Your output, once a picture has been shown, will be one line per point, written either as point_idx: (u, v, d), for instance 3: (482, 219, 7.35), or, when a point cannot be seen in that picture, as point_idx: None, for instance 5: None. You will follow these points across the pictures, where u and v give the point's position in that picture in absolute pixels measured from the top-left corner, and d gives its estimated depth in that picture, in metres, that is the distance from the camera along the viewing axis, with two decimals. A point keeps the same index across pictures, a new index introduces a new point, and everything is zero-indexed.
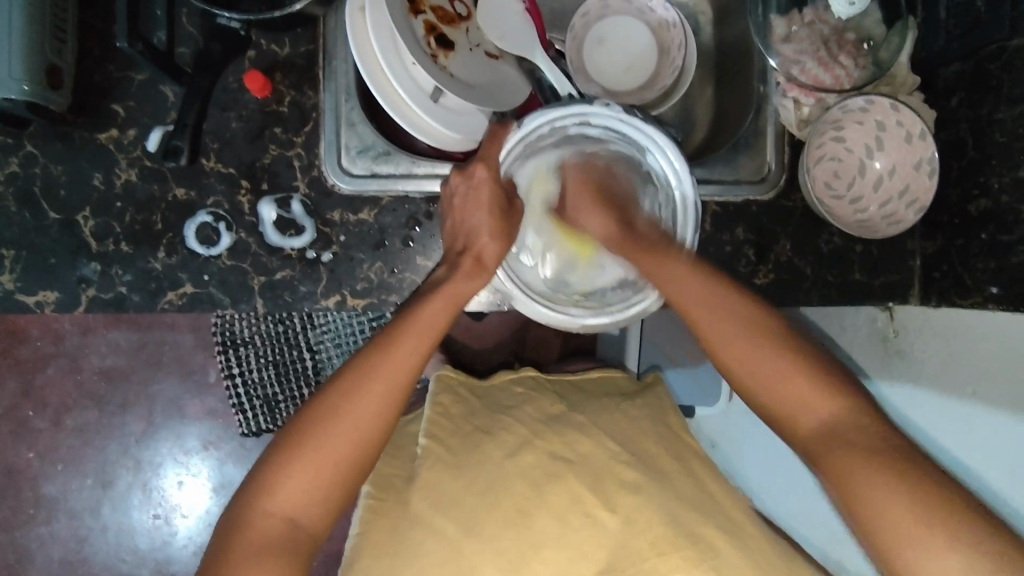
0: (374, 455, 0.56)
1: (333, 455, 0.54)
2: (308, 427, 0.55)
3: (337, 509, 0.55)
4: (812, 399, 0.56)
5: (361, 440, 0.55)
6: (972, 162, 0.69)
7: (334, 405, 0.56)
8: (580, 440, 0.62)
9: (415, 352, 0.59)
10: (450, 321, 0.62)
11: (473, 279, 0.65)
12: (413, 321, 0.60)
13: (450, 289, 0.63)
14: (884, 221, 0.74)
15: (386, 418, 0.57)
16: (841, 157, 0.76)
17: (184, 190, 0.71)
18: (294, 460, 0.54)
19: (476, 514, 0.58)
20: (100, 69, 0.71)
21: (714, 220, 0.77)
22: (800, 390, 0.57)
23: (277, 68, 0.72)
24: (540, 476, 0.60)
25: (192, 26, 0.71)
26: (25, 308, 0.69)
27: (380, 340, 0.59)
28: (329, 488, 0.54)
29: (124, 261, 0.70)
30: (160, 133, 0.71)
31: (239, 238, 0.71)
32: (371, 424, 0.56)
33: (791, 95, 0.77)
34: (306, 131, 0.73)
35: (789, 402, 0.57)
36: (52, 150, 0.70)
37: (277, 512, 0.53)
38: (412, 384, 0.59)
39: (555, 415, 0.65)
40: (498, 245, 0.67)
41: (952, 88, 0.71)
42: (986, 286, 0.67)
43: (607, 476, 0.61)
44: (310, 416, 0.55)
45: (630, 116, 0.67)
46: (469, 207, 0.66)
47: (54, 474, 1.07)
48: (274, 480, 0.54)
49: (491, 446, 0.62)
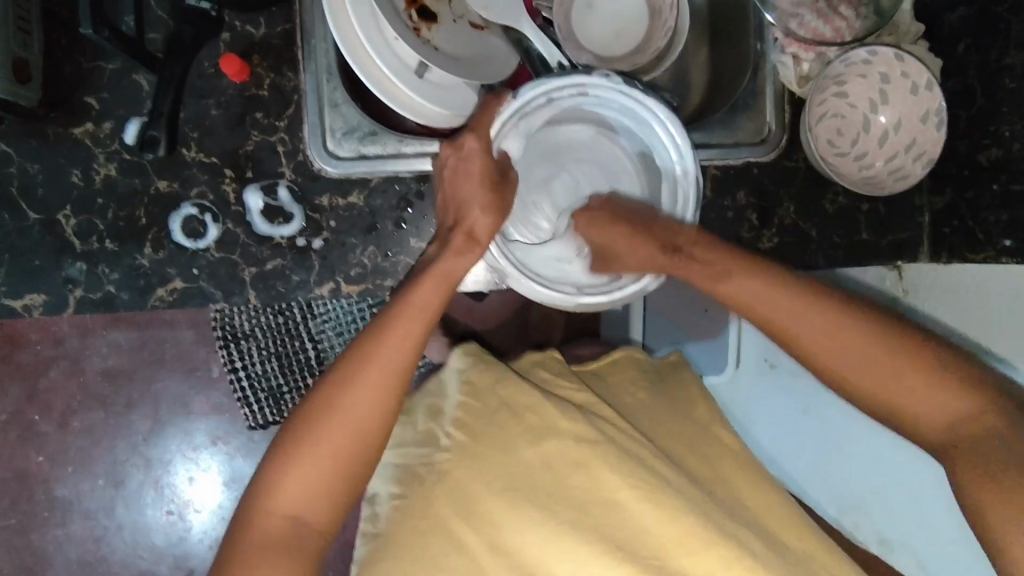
0: (376, 447, 0.55)
1: (333, 449, 0.53)
2: (307, 421, 0.53)
3: (343, 503, 0.54)
4: (917, 385, 0.50)
5: (361, 430, 0.54)
6: (981, 111, 0.66)
7: (331, 395, 0.54)
8: (598, 423, 0.60)
9: (410, 336, 0.57)
10: (445, 301, 0.60)
11: (466, 255, 0.62)
12: (407, 304, 0.58)
13: (441, 268, 0.61)
14: (890, 177, 0.72)
15: (384, 407, 0.55)
16: (844, 113, 0.73)
17: (166, 182, 0.69)
18: (294, 454, 0.53)
19: (496, 512, 0.56)
20: (71, 60, 0.68)
21: (715, 184, 0.75)
22: (906, 375, 0.50)
23: (253, 50, 0.70)
24: (557, 466, 0.57)
25: (162, 10, 0.68)
26: (14, 312, 0.67)
27: (376, 324, 0.57)
28: (331, 479, 0.53)
29: (111, 259, 0.68)
30: (137, 124, 0.68)
31: (226, 229, 0.69)
32: (370, 416, 0.54)
33: (791, 51, 0.73)
34: (288, 115, 0.70)
35: (852, 374, 0.52)
36: (27, 148, 0.67)
37: (279, 510, 0.52)
38: (411, 368, 0.57)
39: (574, 400, 0.63)
40: (491, 218, 0.64)
41: (958, 35, 0.69)
42: (998, 239, 0.65)
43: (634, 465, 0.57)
44: (307, 406, 0.54)
45: (631, 87, 0.65)
46: (460, 179, 0.64)
47: (64, 477, 1.06)
48: (275, 477, 0.52)
49: (512, 427, 0.59)
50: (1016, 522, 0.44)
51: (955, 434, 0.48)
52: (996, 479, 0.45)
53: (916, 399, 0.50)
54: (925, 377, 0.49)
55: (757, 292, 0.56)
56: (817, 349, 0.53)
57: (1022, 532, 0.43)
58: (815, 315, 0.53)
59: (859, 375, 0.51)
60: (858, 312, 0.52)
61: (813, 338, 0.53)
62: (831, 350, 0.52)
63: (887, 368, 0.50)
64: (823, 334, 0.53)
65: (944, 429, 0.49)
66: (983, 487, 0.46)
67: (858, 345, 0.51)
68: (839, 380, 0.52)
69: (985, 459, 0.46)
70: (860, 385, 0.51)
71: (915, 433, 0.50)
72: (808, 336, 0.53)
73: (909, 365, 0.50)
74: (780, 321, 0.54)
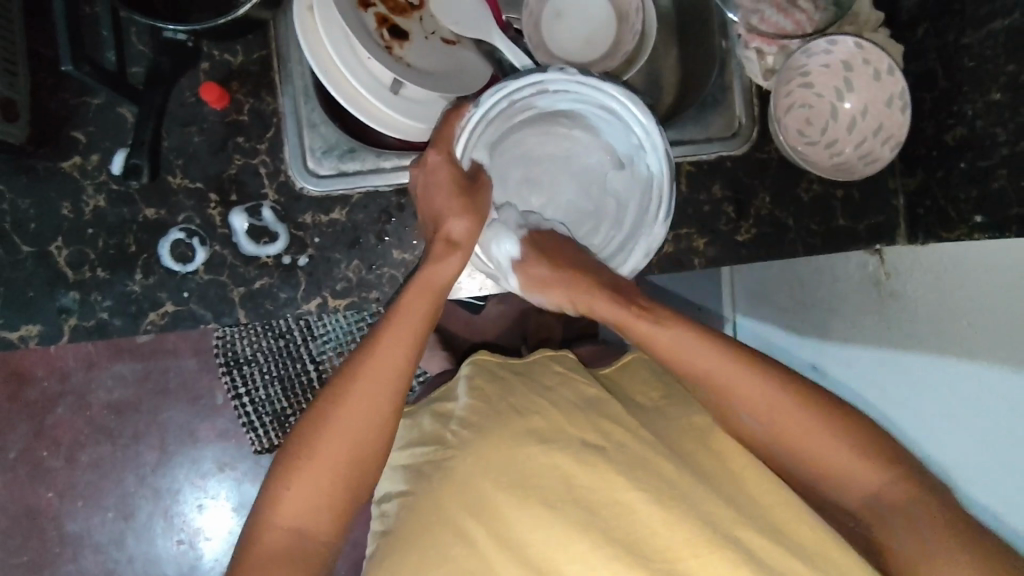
0: (374, 454, 0.56)
1: (330, 461, 0.55)
2: (304, 436, 0.55)
3: (343, 512, 0.56)
4: (832, 445, 0.57)
5: (357, 442, 0.56)
6: (943, 93, 0.68)
7: (327, 412, 0.56)
8: (611, 426, 0.60)
9: (400, 345, 0.59)
10: (432, 309, 0.62)
11: (447, 260, 0.63)
12: (393, 316, 0.60)
13: (427, 276, 0.62)
14: (861, 162, 0.73)
15: (380, 420, 0.57)
16: (811, 103, 0.75)
17: (153, 210, 0.71)
18: (294, 468, 0.54)
19: (504, 506, 0.57)
20: (56, 96, 0.70)
21: (690, 179, 0.76)
22: (824, 431, 0.58)
23: (232, 77, 0.72)
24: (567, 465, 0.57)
25: (142, 43, 0.70)
26: (10, 344, 0.69)
27: (366, 340, 0.59)
28: (333, 492, 0.55)
29: (103, 287, 0.70)
30: (123, 155, 0.70)
31: (214, 251, 0.71)
32: (365, 425, 0.56)
33: (755, 46, 0.74)
34: (268, 137, 0.72)
35: (814, 453, 0.58)
36: (18, 184, 0.69)
37: (282, 522, 0.54)
38: (405, 377, 0.58)
39: (586, 399, 0.63)
40: (467, 224, 0.65)
41: (916, 20, 0.71)
42: (969, 217, 0.66)
43: (642, 468, 0.58)
44: (306, 422, 0.56)
45: (589, 77, 0.66)
46: (431, 193, 0.66)
47: (75, 511, 1.08)
48: (276, 490, 0.54)
49: (514, 424, 0.60)
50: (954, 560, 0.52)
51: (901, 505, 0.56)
52: (921, 528, 0.54)
53: (858, 484, 0.57)
54: (802, 408, 0.58)
55: (680, 350, 0.60)
56: (750, 403, 0.59)
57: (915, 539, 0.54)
58: (717, 355, 0.60)
59: (831, 454, 0.57)
60: (751, 359, 0.60)
61: (744, 401, 0.59)
62: (781, 425, 0.58)
63: (836, 443, 0.57)
64: (754, 391, 0.59)
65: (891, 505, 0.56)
66: (919, 536, 0.54)
67: (745, 386, 0.59)
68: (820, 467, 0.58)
69: (928, 532, 0.54)
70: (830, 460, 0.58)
71: (845, 492, 0.58)
72: (827, 457, 0.58)
73: (862, 466, 0.57)
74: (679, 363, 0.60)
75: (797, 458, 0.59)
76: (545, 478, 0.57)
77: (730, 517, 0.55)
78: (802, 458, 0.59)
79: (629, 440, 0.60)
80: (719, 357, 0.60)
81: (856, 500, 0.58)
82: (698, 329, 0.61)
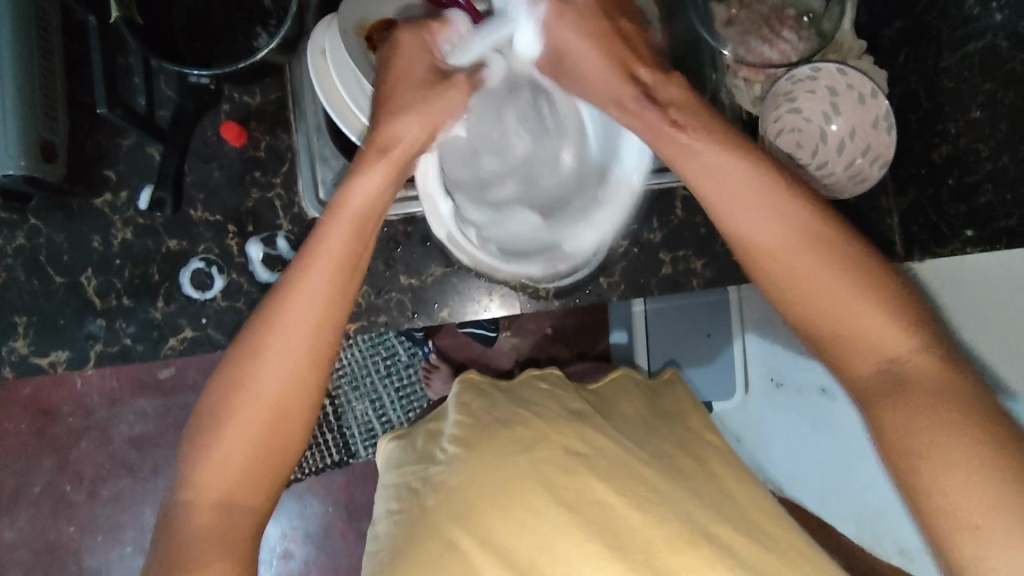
0: (293, 402, 0.55)
1: (248, 417, 0.54)
2: (220, 399, 0.55)
3: (267, 470, 0.55)
4: (873, 319, 0.51)
5: (285, 388, 0.55)
6: (927, 113, 0.71)
7: (246, 366, 0.55)
8: (594, 436, 0.65)
9: (315, 288, 0.56)
10: (353, 239, 0.58)
11: (370, 173, 0.59)
12: (312, 254, 0.56)
13: (356, 196, 0.58)
14: (851, 181, 0.75)
15: (294, 365, 0.55)
16: (801, 126, 0.77)
17: (176, 241, 0.75)
18: (210, 435, 0.54)
19: (486, 510, 0.61)
20: (91, 139, 0.76)
21: (685, 203, 0.78)
22: (854, 295, 0.51)
23: (251, 116, 0.77)
24: (553, 471, 0.63)
25: (169, 89, 0.76)
26: (41, 369, 0.74)
27: (287, 286, 0.56)
28: (261, 450, 0.55)
29: (128, 314, 0.74)
30: (149, 190, 0.75)
31: (231, 279, 0.75)
32: (280, 366, 0.55)
33: (743, 75, 0.78)
34: (283, 171, 0.77)
35: (838, 314, 0.52)
36: (54, 219, 0.74)
37: (211, 494, 0.53)
38: (323, 318, 0.56)
39: (573, 411, 0.69)
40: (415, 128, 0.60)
41: (897, 46, 0.74)
42: (960, 230, 0.69)
43: (619, 472, 0.63)
44: (219, 397, 0.54)
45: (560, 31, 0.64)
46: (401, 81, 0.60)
47: (94, 545, 1.14)
48: (192, 469, 0.54)
49: (503, 437, 0.66)
50: (962, 465, 0.46)
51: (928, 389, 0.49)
52: (922, 405, 0.48)
53: (879, 342, 0.51)
54: (874, 298, 0.51)
55: (785, 263, 0.53)
56: (805, 276, 0.52)
57: (964, 464, 0.45)
58: (796, 219, 0.53)
59: (850, 321, 0.51)
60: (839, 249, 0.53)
61: (821, 276, 0.52)
62: (815, 302, 0.52)
63: (886, 320, 0.50)
64: (806, 266, 0.52)
65: (923, 373, 0.49)
66: (944, 472, 0.46)
67: (808, 262, 0.52)
68: (843, 329, 0.51)
69: (918, 415, 0.48)
70: (853, 328, 0.51)
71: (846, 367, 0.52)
72: (816, 283, 0.52)
73: (889, 320, 0.50)
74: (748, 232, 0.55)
75: (819, 304, 0.52)
76: (528, 487, 0.62)
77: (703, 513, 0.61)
78: (822, 303, 0.52)
79: (612, 447, 0.65)
80: (800, 230, 0.53)
81: (858, 370, 0.52)
82: (773, 184, 0.54)
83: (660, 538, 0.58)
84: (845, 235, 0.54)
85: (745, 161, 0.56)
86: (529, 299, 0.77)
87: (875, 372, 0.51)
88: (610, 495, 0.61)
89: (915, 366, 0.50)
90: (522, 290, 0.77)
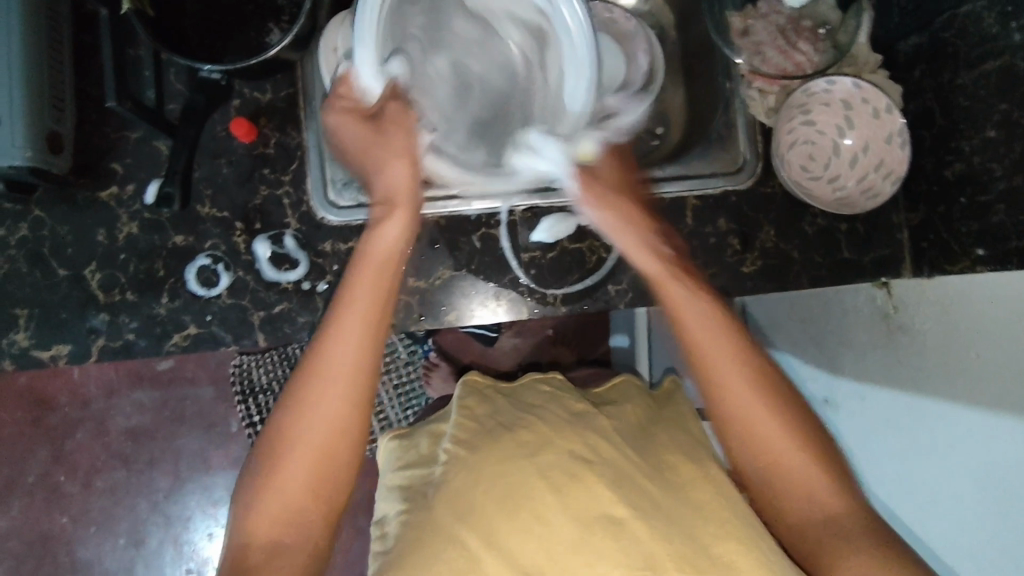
0: (342, 443, 0.55)
1: (302, 463, 0.54)
2: (273, 438, 0.55)
3: (319, 513, 0.55)
4: (800, 463, 0.58)
5: (327, 437, 0.54)
6: (941, 130, 0.70)
7: (291, 411, 0.55)
8: (599, 442, 0.64)
9: (352, 336, 0.56)
10: (388, 287, 0.59)
11: (392, 218, 0.61)
12: (345, 300, 0.57)
13: (373, 241, 0.60)
14: (862, 196, 0.76)
15: (352, 400, 0.55)
16: (814, 139, 0.77)
17: (182, 237, 0.75)
18: (268, 479, 0.54)
19: (490, 516, 0.60)
20: (98, 131, 0.75)
21: (694, 213, 0.78)
22: (774, 418, 0.59)
23: (261, 112, 0.76)
24: (561, 478, 0.61)
25: (179, 83, 0.75)
26: (42, 363, 0.73)
27: (325, 330, 0.57)
28: (308, 494, 0.54)
29: (131, 309, 0.73)
30: (156, 185, 0.74)
31: (237, 276, 0.74)
32: (332, 405, 0.55)
33: (756, 85, 0.78)
34: (293, 169, 0.76)
35: (751, 420, 0.59)
36: (58, 212, 0.74)
37: (261, 537, 0.53)
38: (360, 372, 0.56)
39: (580, 414, 0.68)
40: (405, 168, 0.63)
41: (913, 62, 0.74)
42: (971, 249, 0.68)
43: (619, 476, 0.62)
44: (272, 433, 0.55)
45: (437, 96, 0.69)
46: (376, 150, 0.64)
47: (86, 536, 1.13)
48: (253, 507, 0.54)
49: (507, 442, 0.64)
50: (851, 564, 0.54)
51: (842, 524, 0.57)
52: (833, 534, 0.56)
53: (790, 461, 0.58)
54: (786, 428, 0.59)
55: (719, 360, 0.60)
56: (729, 388, 0.59)
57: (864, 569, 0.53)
58: (722, 340, 0.60)
59: (766, 439, 0.59)
60: (732, 339, 0.60)
61: (738, 398, 0.59)
62: (738, 404, 0.59)
63: (781, 429, 0.59)
64: (731, 376, 0.59)
65: (812, 484, 0.58)
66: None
67: (731, 370, 0.59)
68: (745, 436, 0.59)
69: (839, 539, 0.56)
70: (770, 444, 0.59)
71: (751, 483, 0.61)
72: (746, 418, 0.59)
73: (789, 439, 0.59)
74: (684, 332, 0.61)
75: (734, 425, 0.60)
76: (530, 498, 0.60)
77: (713, 527, 0.59)
78: (736, 422, 0.59)
79: (617, 454, 0.63)
80: (714, 341, 0.60)
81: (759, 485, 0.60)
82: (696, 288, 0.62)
83: (669, 552, 0.56)
84: (749, 349, 0.61)
85: (656, 240, 0.65)
86: (536, 303, 0.77)
87: (767, 491, 0.60)
88: (619, 503, 0.59)
89: (814, 487, 0.58)
90: (528, 294, 0.77)
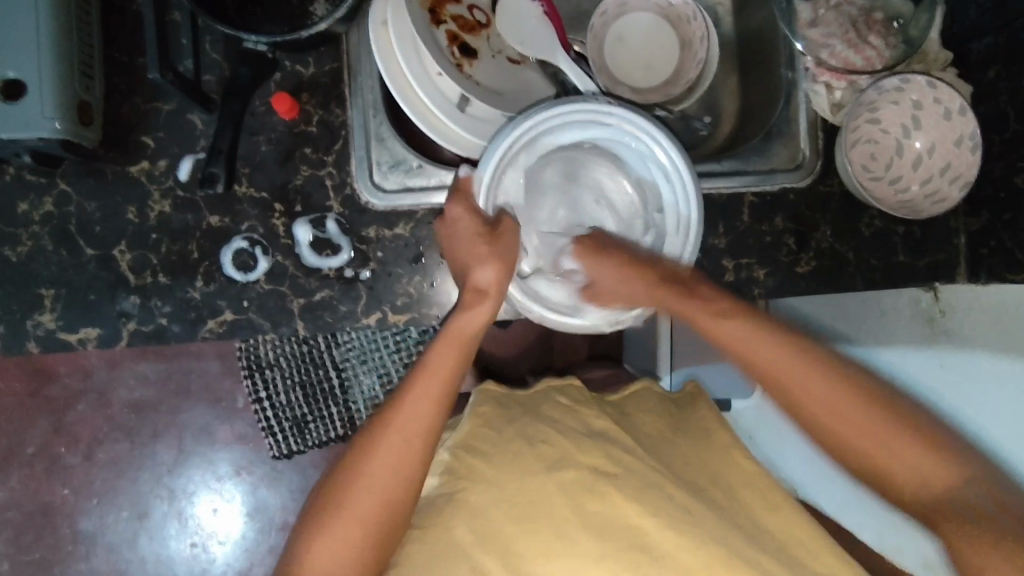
0: (404, 502, 0.58)
1: (368, 512, 0.56)
2: (336, 490, 0.58)
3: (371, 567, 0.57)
4: (905, 453, 0.53)
5: (390, 490, 0.57)
6: (1015, 135, 0.67)
7: (361, 461, 0.58)
8: (624, 456, 0.61)
9: (430, 403, 0.60)
10: (461, 362, 0.63)
11: (477, 308, 0.65)
12: (423, 369, 0.62)
13: (456, 326, 0.64)
14: (926, 200, 0.74)
15: (417, 465, 0.58)
16: (877, 138, 0.75)
17: (218, 218, 0.70)
18: (324, 523, 0.57)
19: (511, 534, 0.58)
20: (128, 101, 0.70)
21: (752, 211, 0.75)
22: (867, 418, 0.54)
23: (303, 88, 0.72)
24: (577, 494, 0.59)
25: (216, 52, 0.70)
26: (69, 347, 0.69)
27: (400, 395, 0.61)
28: (365, 547, 0.56)
29: (163, 293, 0.70)
30: (191, 162, 0.70)
31: (276, 261, 0.71)
32: (404, 466, 0.58)
33: (823, 80, 0.75)
34: (336, 150, 0.72)
35: (840, 430, 0.55)
36: (85, 185, 0.69)
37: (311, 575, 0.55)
38: (431, 437, 0.59)
39: (600, 431, 0.64)
40: (495, 269, 0.66)
41: (987, 62, 0.70)
42: None
43: (652, 497, 0.58)
44: (341, 480, 0.58)
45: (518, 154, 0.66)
46: (459, 240, 0.66)
47: (89, 509, 1.10)
48: (308, 546, 0.56)
49: (524, 455, 0.61)
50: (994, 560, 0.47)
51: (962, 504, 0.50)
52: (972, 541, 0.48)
53: (906, 461, 0.53)
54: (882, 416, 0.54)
55: (802, 380, 0.57)
56: (810, 398, 0.57)
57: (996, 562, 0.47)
58: (788, 352, 0.58)
59: (855, 439, 0.55)
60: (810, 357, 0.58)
61: (819, 409, 0.56)
62: (823, 419, 0.56)
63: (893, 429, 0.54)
64: (813, 391, 0.57)
65: (944, 487, 0.51)
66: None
67: (817, 386, 0.56)
68: (844, 447, 0.55)
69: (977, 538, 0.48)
70: (869, 446, 0.54)
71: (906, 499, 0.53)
72: (830, 425, 0.56)
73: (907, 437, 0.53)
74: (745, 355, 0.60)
75: (824, 431, 0.56)
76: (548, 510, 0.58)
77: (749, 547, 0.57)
78: (823, 430, 0.56)
79: (637, 469, 0.60)
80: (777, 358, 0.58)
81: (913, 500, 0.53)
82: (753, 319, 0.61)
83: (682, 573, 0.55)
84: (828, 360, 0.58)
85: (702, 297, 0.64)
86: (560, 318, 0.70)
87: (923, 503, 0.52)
88: (642, 515, 0.57)
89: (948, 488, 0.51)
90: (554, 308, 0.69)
